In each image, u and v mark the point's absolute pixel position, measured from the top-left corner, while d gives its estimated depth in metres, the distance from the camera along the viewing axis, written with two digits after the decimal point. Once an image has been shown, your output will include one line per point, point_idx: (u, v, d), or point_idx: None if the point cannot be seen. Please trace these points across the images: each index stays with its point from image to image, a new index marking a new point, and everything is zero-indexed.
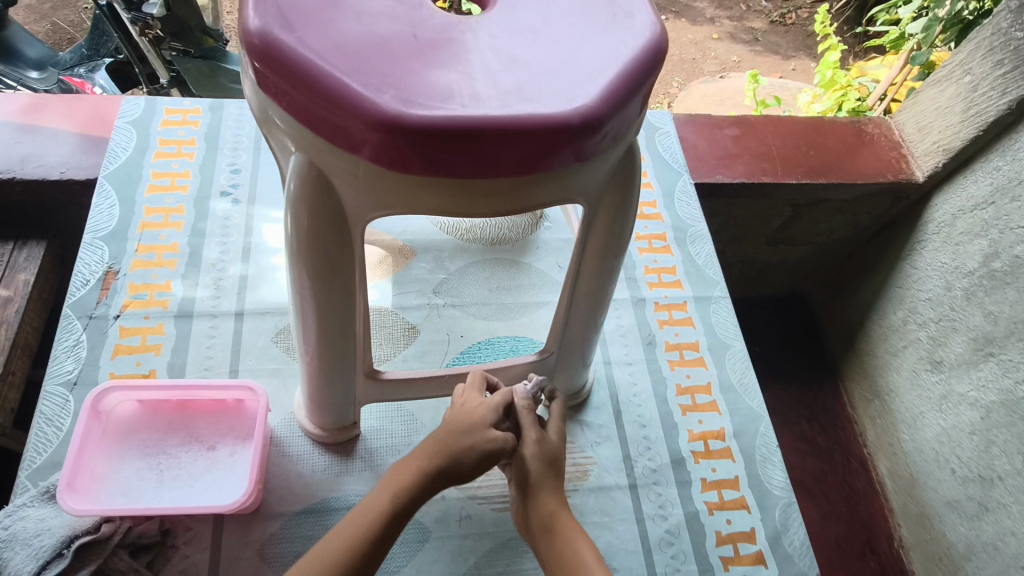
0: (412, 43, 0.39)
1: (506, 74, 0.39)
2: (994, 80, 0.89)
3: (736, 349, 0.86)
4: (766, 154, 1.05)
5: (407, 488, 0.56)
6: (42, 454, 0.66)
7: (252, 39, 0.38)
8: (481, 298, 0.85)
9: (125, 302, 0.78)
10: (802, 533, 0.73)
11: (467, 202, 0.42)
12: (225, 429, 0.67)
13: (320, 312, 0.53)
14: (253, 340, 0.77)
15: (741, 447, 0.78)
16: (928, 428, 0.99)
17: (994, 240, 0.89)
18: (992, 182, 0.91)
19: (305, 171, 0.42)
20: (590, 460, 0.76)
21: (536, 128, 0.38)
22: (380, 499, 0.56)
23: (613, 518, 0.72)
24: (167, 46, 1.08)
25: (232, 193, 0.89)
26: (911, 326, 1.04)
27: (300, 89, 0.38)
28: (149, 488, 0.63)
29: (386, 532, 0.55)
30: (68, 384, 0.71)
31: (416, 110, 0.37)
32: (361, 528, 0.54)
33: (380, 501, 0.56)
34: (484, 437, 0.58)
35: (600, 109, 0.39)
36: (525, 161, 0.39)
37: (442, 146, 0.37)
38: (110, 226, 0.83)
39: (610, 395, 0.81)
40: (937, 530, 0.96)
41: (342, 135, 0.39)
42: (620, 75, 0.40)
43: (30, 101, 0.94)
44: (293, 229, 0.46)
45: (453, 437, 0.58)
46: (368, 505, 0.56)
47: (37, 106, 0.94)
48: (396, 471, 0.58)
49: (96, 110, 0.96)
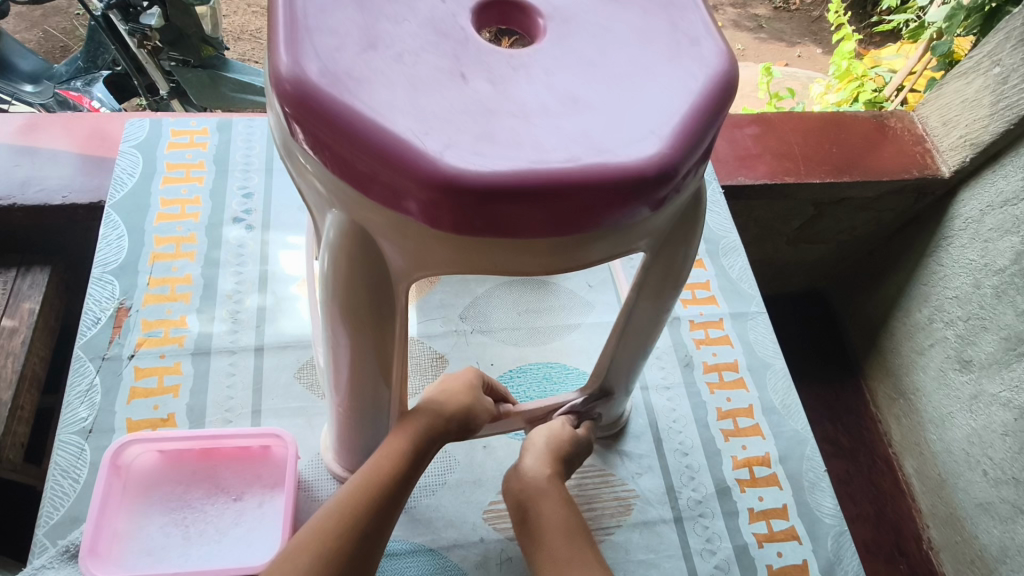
0: (462, 84, 0.36)
1: (568, 118, 0.35)
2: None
3: (776, 368, 0.82)
4: (789, 153, 1.01)
5: (414, 455, 0.54)
6: (59, 509, 0.63)
7: (284, 86, 0.34)
8: (510, 323, 0.81)
9: (139, 341, 0.74)
10: (855, 563, 0.70)
11: (525, 261, 0.38)
12: (251, 477, 0.64)
13: (355, 366, 0.49)
14: (275, 376, 0.74)
15: (788, 473, 0.75)
16: (957, 429, 0.96)
17: None
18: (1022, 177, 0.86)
19: (348, 229, 0.38)
20: (633, 493, 0.73)
21: (606, 181, 0.34)
22: (388, 464, 0.53)
23: (659, 555, 0.69)
24: (165, 56, 1.02)
25: (245, 219, 0.85)
26: (937, 325, 1.00)
27: (343, 142, 0.34)
28: (176, 545, 0.59)
29: (397, 495, 0.52)
30: (83, 433, 0.68)
31: (474, 168, 0.33)
32: (389, 472, 0.52)
33: (392, 462, 0.53)
34: (487, 409, 0.61)
35: (674, 157, 0.35)
36: (592, 216, 0.36)
37: (502, 205, 0.34)
38: (120, 259, 0.79)
39: (649, 422, 0.78)
40: (969, 532, 0.93)
41: (387, 194, 0.35)
42: (691, 115, 0.36)
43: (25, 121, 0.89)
44: (327, 285, 0.42)
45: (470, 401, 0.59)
46: (377, 466, 0.53)
47: (34, 126, 0.89)
48: (399, 429, 0.56)
49: (97, 129, 0.92)
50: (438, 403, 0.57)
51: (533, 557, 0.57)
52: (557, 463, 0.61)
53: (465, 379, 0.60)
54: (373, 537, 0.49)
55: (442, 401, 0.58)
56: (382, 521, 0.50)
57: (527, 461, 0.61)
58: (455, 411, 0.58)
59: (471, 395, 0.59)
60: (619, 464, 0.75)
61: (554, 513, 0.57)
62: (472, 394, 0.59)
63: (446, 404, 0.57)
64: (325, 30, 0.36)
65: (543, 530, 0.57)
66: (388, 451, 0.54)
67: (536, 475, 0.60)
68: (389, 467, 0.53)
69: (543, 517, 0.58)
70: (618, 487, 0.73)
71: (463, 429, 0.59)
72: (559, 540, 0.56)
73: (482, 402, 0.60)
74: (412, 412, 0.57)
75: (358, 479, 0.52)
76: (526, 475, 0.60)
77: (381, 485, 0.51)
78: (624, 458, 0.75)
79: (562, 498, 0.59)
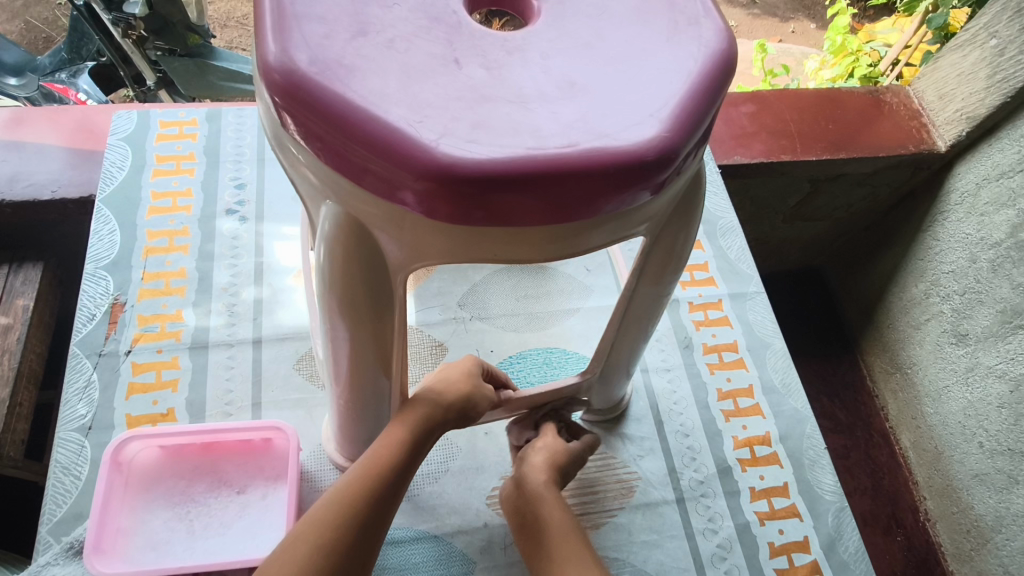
0: (456, 71, 0.35)
1: (565, 103, 0.35)
2: (1021, 44, 0.83)
3: (776, 347, 0.83)
4: (784, 130, 1.01)
5: (413, 443, 0.54)
6: (62, 506, 0.63)
7: (273, 76, 0.33)
8: (509, 309, 0.81)
9: (135, 336, 0.73)
10: (856, 538, 0.71)
11: (526, 250, 0.38)
12: (254, 470, 0.64)
13: (354, 358, 0.49)
14: (274, 368, 0.73)
15: (789, 452, 0.76)
16: (953, 402, 0.96)
17: (1021, 210, 0.84)
18: (1018, 150, 0.86)
19: (344, 220, 0.37)
20: (634, 475, 0.73)
21: (605, 167, 0.33)
22: (388, 451, 0.53)
23: (662, 535, 0.70)
24: (151, 45, 1.00)
25: (238, 210, 0.84)
26: (933, 300, 1.00)
27: (337, 133, 0.33)
28: (180, 539, 0.59)
29: (397, 484, 0.52)
30: (83, 430, 0.67)
31: (472, 156, 0.32)
32: (389, 459, 0.52)
33: (391, 450, 0.53)
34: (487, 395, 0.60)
35: (674, 140, 0.35)
36: (591, 203, 0.35)
37: (501, 194, 0.33)
38: (112, 254, 0.78)
39: (650, 404, 0.78)
40: (965, 503, 0.94)
41: (383, 185, 0.34)
42: (690, 95, 0.36)
43: (10, 114, 0.88)
44: (323, 277, 0.41)
45: (469, 387, 0.58)
46: (376, 454, 0.52)
47: (19, 120, 0.87)
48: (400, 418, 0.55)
49: (84, 122, 0.90)
50: (436, 392, 0.57)
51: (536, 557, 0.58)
52: (554, 470, 0.62)
53: (463, 367, 0.60)
54: (374, 525, 0.49)
55: (442, 389, 0.57)
56: (383, 509, 0.50)
57: (522, 469, 0.63)
58: (455, 396, 0.58)
59: (469, 382, 0.59)
60: (620, 447, 0.75)
61: (552, 517, 0.58)
62: (469, 380, 0.59)
63: (445, 393, 0.57)
64: (313, 17, 0.35)
65: (542, 534, 0.58)
66: (386, 439, 0.53)
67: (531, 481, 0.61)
68: (388, 455, 0.52)
69: (541, 522, 0.59)
70: (620, 470, 0.73)
71: (462, 416, 0.59)
72: (555, 541, 0.57)
73: (479, 389, 0.59)
74: (413, 398, 0.57)
75: (358, 467, 0.52)
76: (521, 484, 0.62)
77: (381, 474, 0.51)
78: (625, 441, 0.75)
79: (559, 502, 0.60)
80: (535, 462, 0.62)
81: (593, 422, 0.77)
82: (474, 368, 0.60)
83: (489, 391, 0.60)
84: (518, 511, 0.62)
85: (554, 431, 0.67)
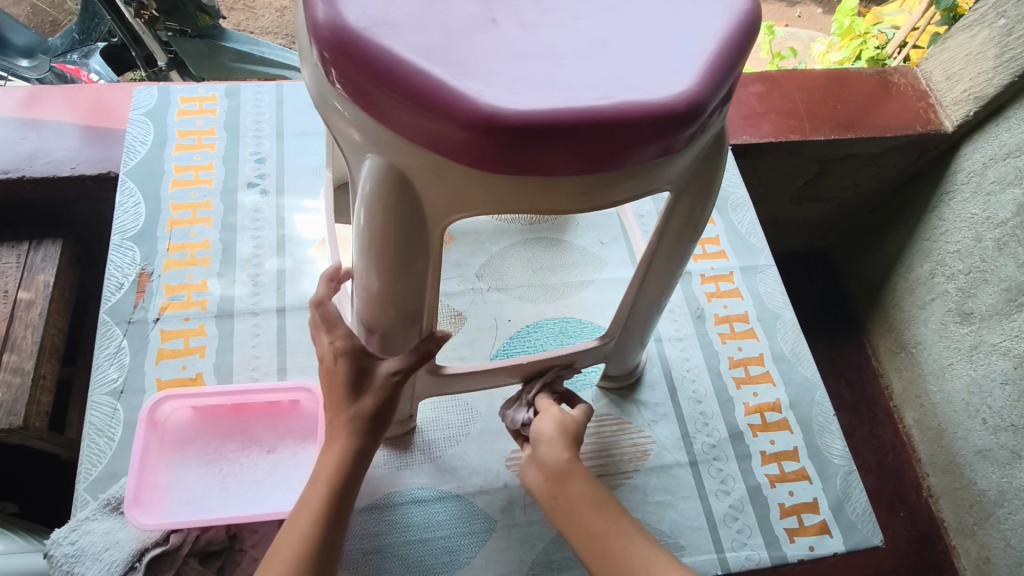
0: (493, 30, 0.36)
1: (597, 60, 0.36)
2: None
3: (786, 318, 0.85)
4: (792, 110, 1.02)
5: (332, 505, 0.51)
6: (97, 465, 0.65)
7: (322, 32, 0.35)
8: (525, 280, 0.83)
9: (163, 305, 0.75)
10: (863, 500, 0.73)
11: (559, 200, 0.40)
12: (283, 430, 0.66)
13: (386, 313, 0.49)
14: (299, 336, 0.75)
15: (798, 418, 0.78)
16: (957, 379, 0.98)
17: None
18: None
19: (384, 174, 0.39)
20: (649, 439, 0.75)
21: (638, 118, 0.35)
22: (318, 490, 0.51)
23: (676, 496, 0.72)
24: (162, 26, 1.02)
25: (259, 183, 0.85)
26: (938, 279, 1.02)
27: (384, 88, 0.35)
28: (214, 495, 0.62)
29: (337, 521, 0.51)
30: (115, 393, 0.69)
31: (513, 105, 0.34)
32: (319, 500, 0.50)
33: (318, 489, 0.51)
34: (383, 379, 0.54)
35: (703, 94, 0.36)
36: (624, 153, 0.37)
37: (539, 143, 0.35)
38: (137, 225, 0.80)
39: (663, 371, 0.80)
40: (967, 478, 0.96)
41: (425, 135, 0.36)
42: (718, 51, 0.37)
43: (28, 93, 0.89)
44: (363, 231, 0.43)
45: (345, 385, 0.53)
46: (310, 493, 0.51)
47: (36, 98, 0.89)
48: (329, 443, 0.53)
49: (99, 100, 0.91)
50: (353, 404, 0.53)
51: (569, 535, 0.56)
52: (572, 444, 0.59)
53: (331, 377, 0.54)
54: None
55: (338, 426, 0.53)
56: (329, 554, 0.50)
57: (539, 449, 0.59)
58: (353, 432, 0.53)
59: (348, 406, 0.53)
60: (635, 412, 0.77)
61: (584, 490, 0.56)
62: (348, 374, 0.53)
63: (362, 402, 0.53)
64: None
65: (577, 510, 0.56)
66: (301, 511, 0.50)
67: (554, 459, 0.58)
68: (306, 531, 0.49)
69: (574, 498, 0.56)
70: (634, 434, 0.76)
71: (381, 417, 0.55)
72: (591, 513, 0.55)
73: (358, 407, 0.53)
74: (324, 447, 0.53)
75: (295, 515, 0.50)
76: (542, 464, 0.58)
77: (318, 521, 0.50)
78: (640, 407, 0.77)
79: (587, 474, 0.58)
80: (547, 436, 0.59)
81: (608, 389, 0.79)
82: (343, 372, 0.53)
83: (375, 395, 0.54)
84: (542, 492, 0.58)
85: (550, 401, 0.65)
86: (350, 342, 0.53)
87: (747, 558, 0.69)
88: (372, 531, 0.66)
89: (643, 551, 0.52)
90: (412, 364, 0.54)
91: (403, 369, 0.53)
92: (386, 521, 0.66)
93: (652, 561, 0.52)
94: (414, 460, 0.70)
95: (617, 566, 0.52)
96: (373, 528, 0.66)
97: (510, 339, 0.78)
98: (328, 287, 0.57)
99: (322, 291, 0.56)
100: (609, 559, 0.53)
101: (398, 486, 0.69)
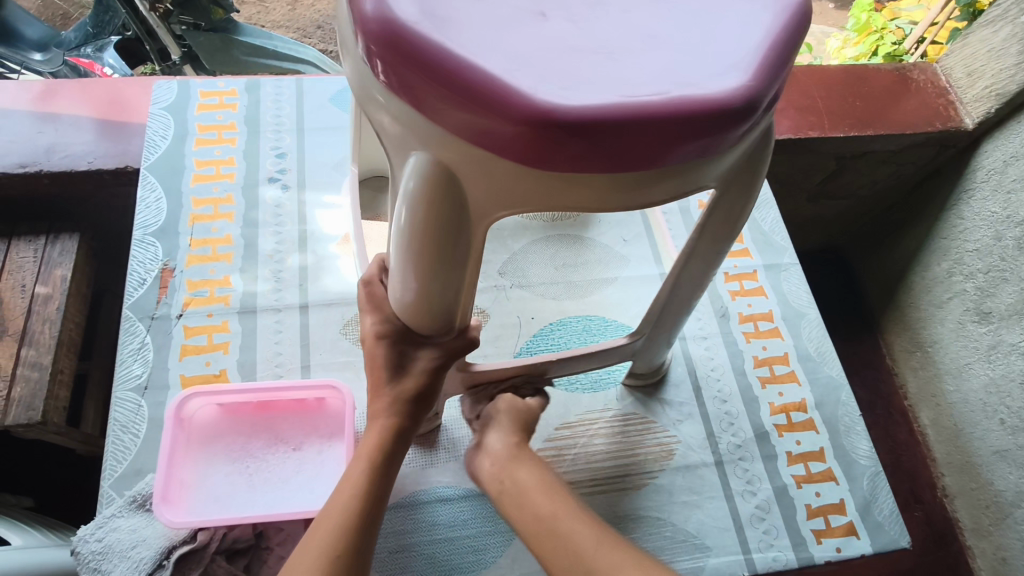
0: (542, 24, 0.36)
1: (650, 55, 0.35)
2: None
3: (810, 317, 0.84)
4: (811, 106, 1.01)
5: (374, 476, 0.52)
6: (122, 462, 0.65)
7: (370, 26, 0.35)
8: (548, 278, 0.82)
9: (186, 300, 0.75)
10: (890, 502, 0.72)
11: (607, 198, 0.39)
12: (309, 428, 0.66)
13: (422, 310, 0.49)
14: (322, 332, 0.75)
15: (824, 418, 0.77)
16: (974, 379, 0.97)
17: None
18: None
19: (429, 171, 0.38)
20: (674, 439, 0.75)
21: (694, 114, 0.34)
22: (359, 466, 0.52)
23: (701, 496, 0.71)
24: (176, 20, 1.01)
25: (280, 178, 0.85)
26: (956, 278, 1.00)
27: (433, 83, 0.34)
28: (241, 492, 0.62)
29: (379, 497, 0.52)
30: (139, 390, 0.69)
31: (567, 102, 0.33)
32: (359, 476, 0.52)
33: (359, 467, 0.52)
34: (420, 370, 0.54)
35: (758, 89, 0.35)
36: (677, 150, 0.36)
37: (592, 140, 0.34)
38: (159, 220, 0.80)
39: (687, 370, 0.80)
40: (984, 479, 0.95)
41: (473, 132, 0.35)
42: (772, 46, 0.36)
43: (43, 87, 0.89)
44: (405, 229, 0.42)
45: (386, 371, 0.54)
46: (355, 469, 0.52)
47: (51, 92, 0.89)
48: (372, 424, 0.55)
49: (114, 94, 0.91)
50: (398, 387, 0.55)
51: (515, 521, 0.55)
52: (520, 429, 0.61)
53: (372, 361, 0.55)
54: (366, 550, 0.49)
55: (378, 408, 0.55)
56: (371, 528, 0.50)
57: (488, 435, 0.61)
58: (394, 413, 0.55)
59: (390, 387, 0.54)
60: (660, 411, 0.76)
61: (531, 474, 0.57)
62: (391, 361, 0.54)
63: (408, 386, 0.55)
64: None
65: (523, 492, 0.55)
66: (345, 481, 0.52)
67: (502, 445, 0.59)
68: (348, 498, 0.50)
69: (518, 482, 0.56)
70: (659, 433, 0.75)
71: (422, 401, 0.56)
72: (538, 494, 0.55)
73: (400, 389, 0.55)
74: (366, 427, 0.55)
75: (337, 491, 0.51)
76: (490, 451, 0.60)
77: (361, 497, 0.51)
78: (665, 406, 0.77)
79: (534, 459, 0.59)
80: (502, 422, 0.61)
81: (632, 387, 0.78)
82: (383, 356, 0.54)
83: (416, 378, 0.54)
84: (488, 480, 0.59)
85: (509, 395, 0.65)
86: (391, 326, 0.53)
87: (774, 559, 0.68)
88: (397, 530, 0.65)
89: (586, 528, 0.52)
90: (455, 350, 0.54)
91: (445, 354, 0.54)
92: (412, 520, 0.66)
93: (597, 539, 0.51)
94: (439, 459, 0.70)
95: (564, 548, 0.51)
96: (398, 527, 0.66)
97: (533, 337, 0.78)
98: (379, 267, 0.56)
99: (371, 271, 0.56)
100: (556, 539, 0.52)
101: (423, 485, 0.68)
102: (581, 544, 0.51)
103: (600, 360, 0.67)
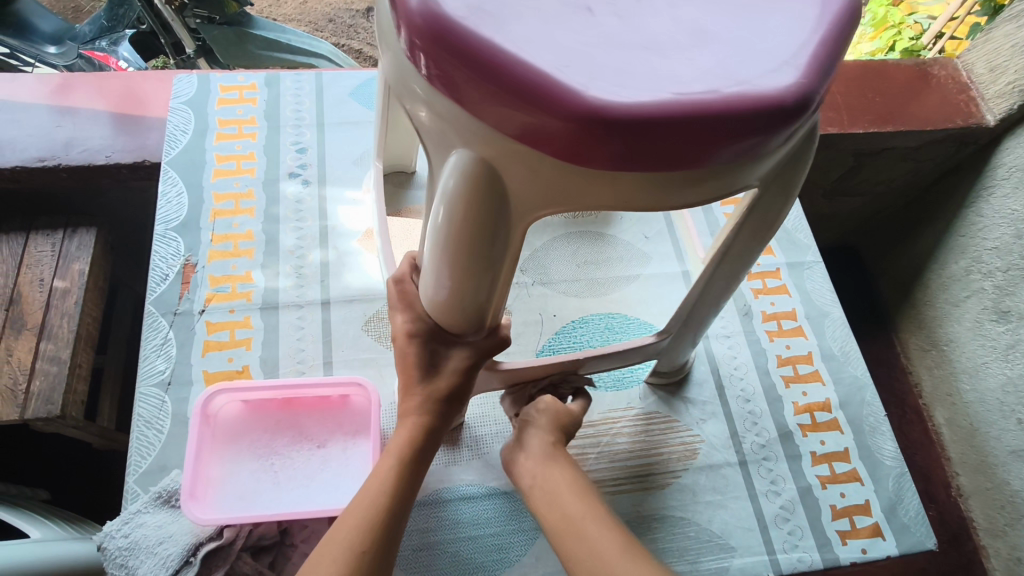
0: (589, 19, 0.35)
1: (700, 51, 0.35)
2: None
3: (834, 316, 0.83)
4: (831, 103, 0.99)
5: (403, 473, 0.52)
6: (147, 458, 0.65)
7: (416, 20, 0.34)
8: (570, 275, 0.81)
9: (208, 296, 0.75)
10: (915, 502, 0.72)
11: (652, 198, 0.38)
12: (334, 426, 0.66)
13: (454, 308, 0.49)
14: (343, 329, 0.75)
15: (849, 418, 0.76)
16: (992, 378, 0.96)
17: None
18: None
19: (472, 169, 0.37)
20: (697, 438, 0.74)
21: (747, 112, 0.33)
22: (387, 463, 0.52)
23: (725, 496, 0.71)
24: (190, 14, 1.01)
25: (301, 173, 0.84)
26: (974, 276, 0.99)
27: (480, 79, 0.34)
28: (267, 489, 0.62)
29: (407, 495, 0.52)
30: (162, 385, 0.69)
31: (619, 99, 0.33)
32: (388, 472, 0.52)
33: (387, 464, 0.52)
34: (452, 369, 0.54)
35: (812, 86, 0.34)
36: (727, 150, 0.35)
37: (642, 138, 0.33)
38: (181, 215, 0.79)
39: (711, 369, 0.79)
40: (1000, 478, 0.93)
41: (519, 129, 0.35)
42: (823, 43, 0.36)
43: (60, 81, 0.89)
44: (441, 227, 0.41)
45: (416, 369, 0.54)
46: (383, 467, 0.52)
47: (68, 85, 0.88)
48: (403, 421, 0.54)
49: (129, 88, 0.90)
50: (429, 385, 0.54)
51: (543, 517, 0.55)
52: (559, 430, 0.61)
53: (404, 358, 0.54)
54: (391, 548, 0.49)
55: (409, 406, 0.54)
56: (398, 526, 0.50)
57: (528, 431, 0.60)
58: (425, 410, 0.54)
59: (422, 386, 0.54)
60: (683, 410, 0.76)
61: (563, 475, 0.56)
62: (423, 358, 0.54)
63: (439, 384, 0.54)
64: None
65: (552, 492, 0.55)
66: (374, 476, 0.52)
67: (538, 443, 0.59)
68: (376, 493, 0.50)
69: (548, 480, 0.56)
70: (683, 433, 0.75)
71: (452, 400, 0.55)
72: (569, 496, 0.55)
73: (432, 387, 0.54)
74: (397, 425, 0.54)
75: (364, 488, 0.51)
76: (527, 448, 0.59)
77: (390, 495, 0.50)
78: (688, 405, 0.76)
79: (569, 459, 0.58)
80: (540, 421, 0.61)
81: (656, 386, 0.77)
82: (415, 354, 0.53)
83: (448, 377, 0.54)
84: (522, 474, 0.58)
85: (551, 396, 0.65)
86: (423, 326, 0.53)
87: (800, 560, 0.68)
88: (420, 527, 0.65)
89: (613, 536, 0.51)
90: (486, 350, 0.54)
91: (476, 354, 0.54)
92: (435, 518, 0.66)
93: (624, 549, 0.50)
94: (462, 457, 0.70)
95: (588, 553, 0.51)
96: (421, 524, 0.65)
97: (556, 335, 0.77)
98: (410, 266, 0.56)
99: (402, 269, 0.56)
100: (582, 541, 0.52)
101: (447, 483, 0.68)
102: (605, 552, 0.51)
103: (625, 360, 0.66)
